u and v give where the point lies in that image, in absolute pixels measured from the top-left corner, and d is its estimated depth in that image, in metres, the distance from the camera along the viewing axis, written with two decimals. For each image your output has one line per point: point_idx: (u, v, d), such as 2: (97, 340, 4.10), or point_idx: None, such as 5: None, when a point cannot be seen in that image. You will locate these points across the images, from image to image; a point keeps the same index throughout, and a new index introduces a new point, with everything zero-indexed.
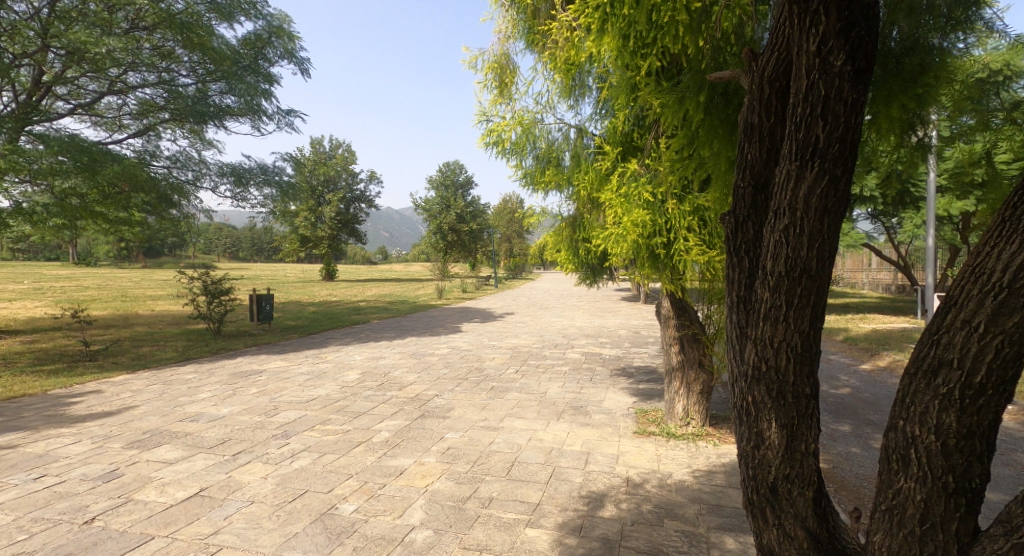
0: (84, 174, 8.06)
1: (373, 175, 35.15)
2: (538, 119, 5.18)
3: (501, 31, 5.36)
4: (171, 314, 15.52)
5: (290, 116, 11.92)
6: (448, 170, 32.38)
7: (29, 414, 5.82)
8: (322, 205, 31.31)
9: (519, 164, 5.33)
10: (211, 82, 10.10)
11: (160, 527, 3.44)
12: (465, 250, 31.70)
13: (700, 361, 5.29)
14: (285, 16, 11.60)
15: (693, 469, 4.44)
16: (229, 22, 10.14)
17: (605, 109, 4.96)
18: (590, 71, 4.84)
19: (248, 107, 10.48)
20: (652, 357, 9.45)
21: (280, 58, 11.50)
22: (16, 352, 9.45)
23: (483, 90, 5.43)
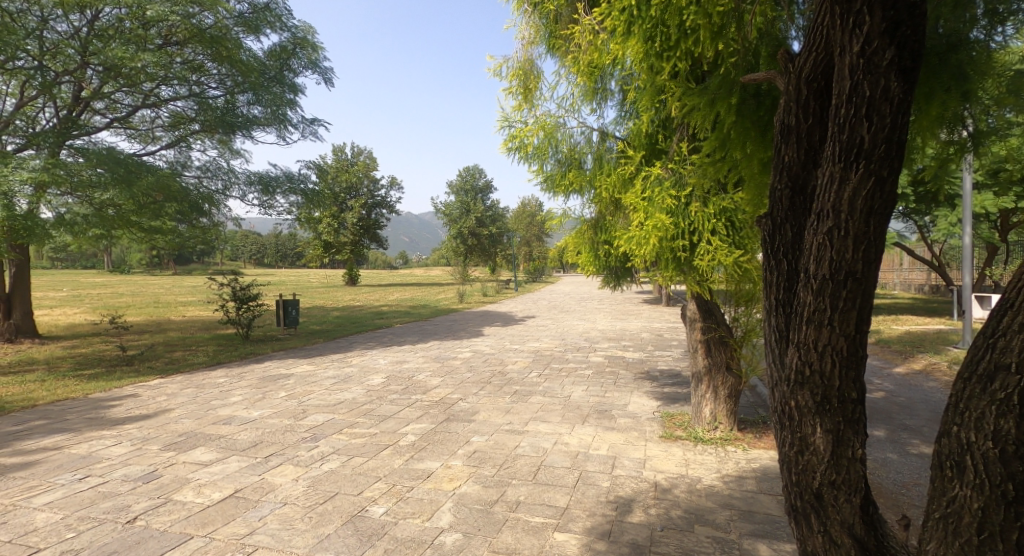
0: (119, 186, 8.31)
1: (393, 181, 35.59)
2: (560, 124, 5.18)
3: (524, 36, 5.38)
4: (201, 319, 15.94)
5: (314, 125, 12.18)
6: (468, 175, 32.62)
7: (72, 417, 6.04)
8: (344, 211, 31.76)
9: (540, 169, 5.33)
10: (239, 93, 10.36)
11: (198, 527, 3.54)
12: (486, 253, 31.83)
13: (727, 364, 5.21)
14: (309, 27, 11.84)
15: (723, 474, 4.37)
16: (256, 34, 10.41)
17: (627, 113, 4.97)
18: (613, 74, 4.82)
19: (274, 116, 10.75)
20: (676, 360, 9.34)
21: (304, 69, 11.76)
22: (58, 357, 9.80)
23: (507, 96, 5.46)
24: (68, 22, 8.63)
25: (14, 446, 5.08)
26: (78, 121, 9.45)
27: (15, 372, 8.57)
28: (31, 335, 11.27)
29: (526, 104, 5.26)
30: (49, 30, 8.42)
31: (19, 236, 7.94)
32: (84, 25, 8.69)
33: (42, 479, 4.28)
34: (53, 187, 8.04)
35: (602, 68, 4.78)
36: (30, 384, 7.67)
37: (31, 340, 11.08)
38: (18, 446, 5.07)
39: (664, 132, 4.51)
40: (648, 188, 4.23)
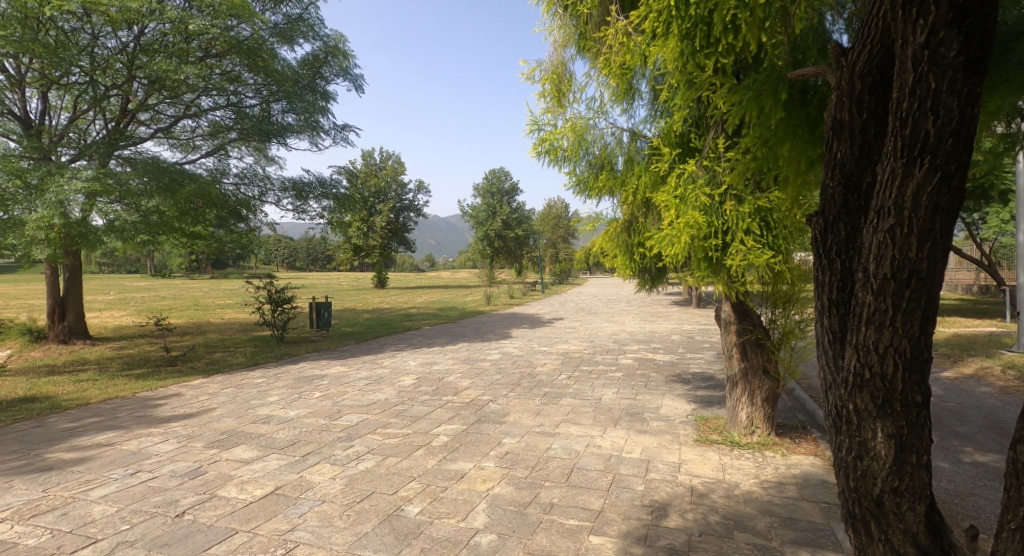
0: (163, 193, 8.61)
1: (421, 184, 35.98)
2: (590, 125, 5.12)
3: (555, 38, 5.34)
4: (239, 322, 16.42)
5: (346, 131, 12.41)
6: (495, 177, 32.76)
7: (122, 415, 6.31)
8: (373, 215, 32.27)
9: (571, 171, 5.27)
10: (274, 101, 10.66)
11: (243, 522, 3.65)
12: (512, 256, 31.89)
13: (764, 367, 5.10)
14: (341, 36, 12.09)
15: (761, 480, 4.26)
16: (289, 44, 10.71)
17: (659, 112, 4.93)
18: (645, 74, 4.78)
19: (307, 124, 11.03)
20: (709, 363, 9.15)
21: (336, 76, 12.00)
22: (107, 358, 10.26)
23: (539, 100, 5.44)
24: (116, 38, 8.91)
25: (69, 442, 5.33)
26: (125, 131, 9.86)
27: (69, 371, 9.01)
28: (83, 336, 11.82)
29: (558, 107, 5.23)
30: (99, 46, 8.72)
31: (72, 242, 8.25)
32: (131, 40, 8.98)
33: (97, 473, 4.48)
34: (104, 195, 8.35)
35: (635, 68, 4.73)
36: (82, 383, 8.03)
37: (83, 341, 11.61)
38: (74, 442, 5.33)
39: (698, 130, 4.44)
40: (680, 187, 4.15)
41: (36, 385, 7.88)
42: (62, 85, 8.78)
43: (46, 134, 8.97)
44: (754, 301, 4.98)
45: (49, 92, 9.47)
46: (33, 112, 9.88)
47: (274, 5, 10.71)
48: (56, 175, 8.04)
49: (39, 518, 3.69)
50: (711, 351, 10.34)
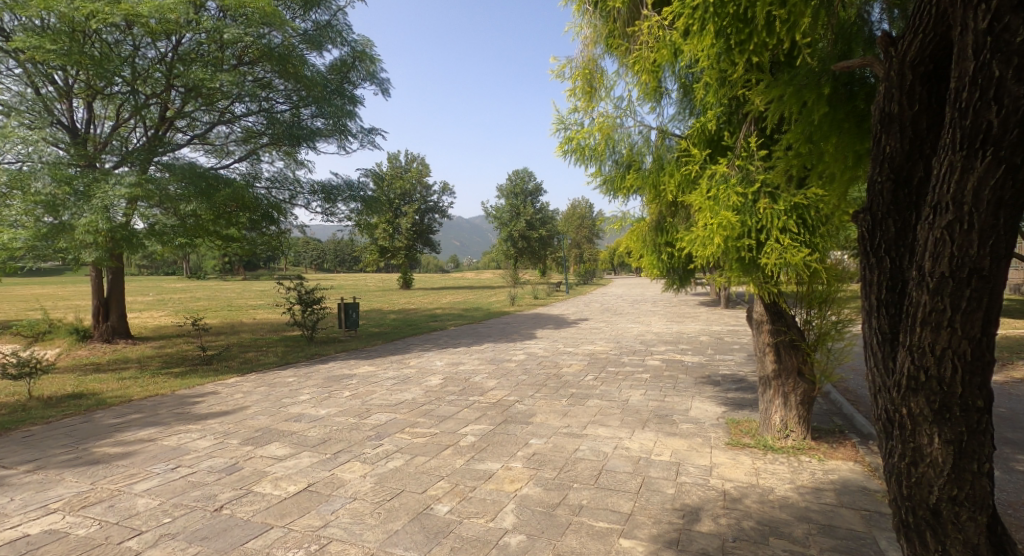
0: (200, 198, 8.94)
1: (446, 186, 36.27)
2: (618, 124, 4.98)
3: (583, 36, 5.29)
4: (270, 322, 16.78)
5: (372, 134, 12.57)
6: (518, 178, 32.74)
7: (162, 412, 6.52)
8: (399, 216, 32.58)
9: (598, 171, 5.16)
10: (303, 106, 10.90)
11: (277, 517, 3.72)
12: (536, 256, 31.85)
13: (799, 369, 4.95)
14: (368, 41, 12.23)
15: (797, 485, 4.14)
16: (319, 50, 10.92)
17: (689, 109, 4.86)
18: (675, 72, 4.73)
19: (335, 128, 11.18)
20: (739, 365, 8.96)
21: (363, 80, 12.16)
22: (147, 356, 10.61)
23: (569, 98, 5.39)
24: (156, 48, 9.11)
25: (113, 437, 5.52)
26: (164, 138, 10.25)
27: (113, 369, 9.34)
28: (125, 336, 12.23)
29: (587, 106, 5.18)
30: (139, 56, 8.92)
31: (117, 245, 8.55)
32: (169, 51, 9.25)
33: (140, 468, 4.63)
34: (144, 200, 8.58)
35: (665, 65, 4.66)
36: (125, 381, 8.31)
37: (125, 341, 12.03)
38: (118, 437, 5.52)
39: (729, 127, 4.36)
40: (712, 187, 4.03)
41: (83, 382, 8.20)
42: (106, 94, 9.11)
43: (91, 142, 9.30)
44: (788, 301, 4.83)
45: (94, 101, 9.82)
46: (78, 121, 10.26)
47: (304, 12, 10.96)
48: (101, 181, 8.30)
49: (88, 509, 3.84)
50: (741, 352, 10.12)
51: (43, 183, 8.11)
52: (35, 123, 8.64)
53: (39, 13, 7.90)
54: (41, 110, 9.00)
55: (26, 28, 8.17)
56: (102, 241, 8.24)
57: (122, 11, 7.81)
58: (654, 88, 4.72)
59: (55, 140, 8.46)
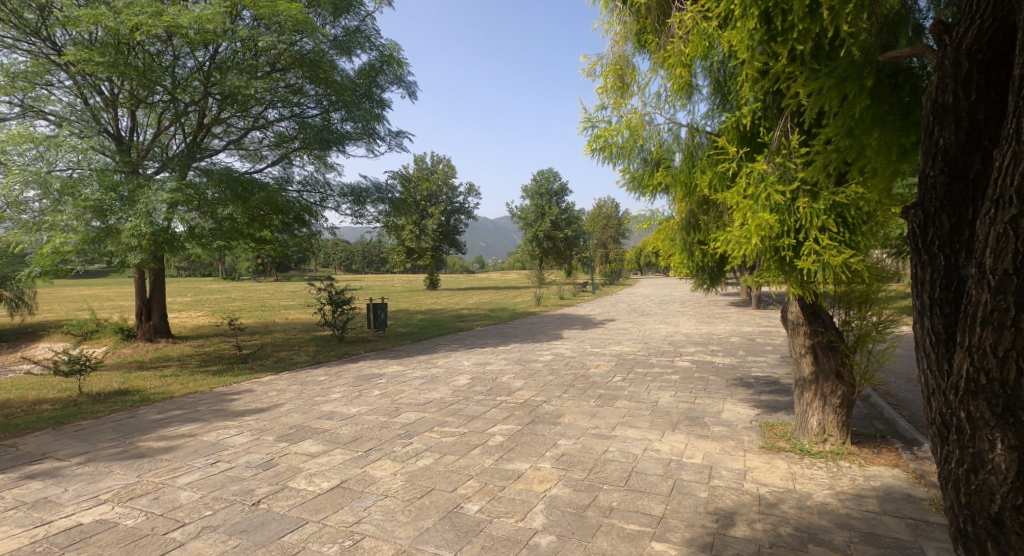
0: (236, 201, 9.25)
1: (472, 188, 36.39)
2: (647, 121, 4.91)
3: (613, 33, 5.24)
4: (302, 322, 17.13)
5: (400, 137, 12.72)
6: (543, 178, 32.64)
7: (202, 408, 6.72)
8: (425, 218, 32.83)
9: (626, 168, 5.09)
10: (333, 111, 11.11)
11: (312, 513, 3.79)
12: (562, 256, 31.76)
13: (838, 372, 4.77)
14: (395, 44, 12.34)
15: (837, 491, 4.01)
16: (348, 55, 11.10)
17: (721, 105, 4.77)
18: (707, 67, 4.65)
19: (364, 131, 11.42)
20: (772, 367, 8.75)
21: (391, 84, 12.31)
22: (186, 355, 10.96)
23: (599, 95, 5.34)
24: (194, 57, 9.33)
25: (156, 432, 5.72)
26: (201, 144, 10.57)
27: (156, 367, 9.68)
28: (167, 335, 12.61)
29: (617, 104, 5.14)
30: (179, 66, 9.18)
31: (159, 247, 8.86)
32: (207, 60, 9.47)
33: (182, 462, 4.79)
34: (183, 204, 8.85)
35: (697, 60, 4.59)
36: (167, 378, 8.61)
37: (167, 340, 12.43)
38: (161, 432, 5.72)
39: (765, 123, 4.25)
40: (749, 185, 3.93)
41: (128, 379, 8.53)
42: (148, 103, 9.45)
43: (134, 149, 9.63)
44: (827, 301, 4.70)
45: (137, 110, 10.19)
46: (123, 129, 10.66)
47: (334, 19, 11.15)
48: (144, 187, 8.60)
49: (135, 501, 3.98)
50: (774, 353, 9.88)
51: (92, 189, 8.44)
52: (83, 133, 8.98)
53: (88, 27, 8.22)
54: (89, 120, 9.37)
55: (75, 41, 8.50)
56: (146, 244, 8.55)
57: (164, 23, 8.04)
58: (686, 84, 4.65)
59: (102, 148, 8.79)
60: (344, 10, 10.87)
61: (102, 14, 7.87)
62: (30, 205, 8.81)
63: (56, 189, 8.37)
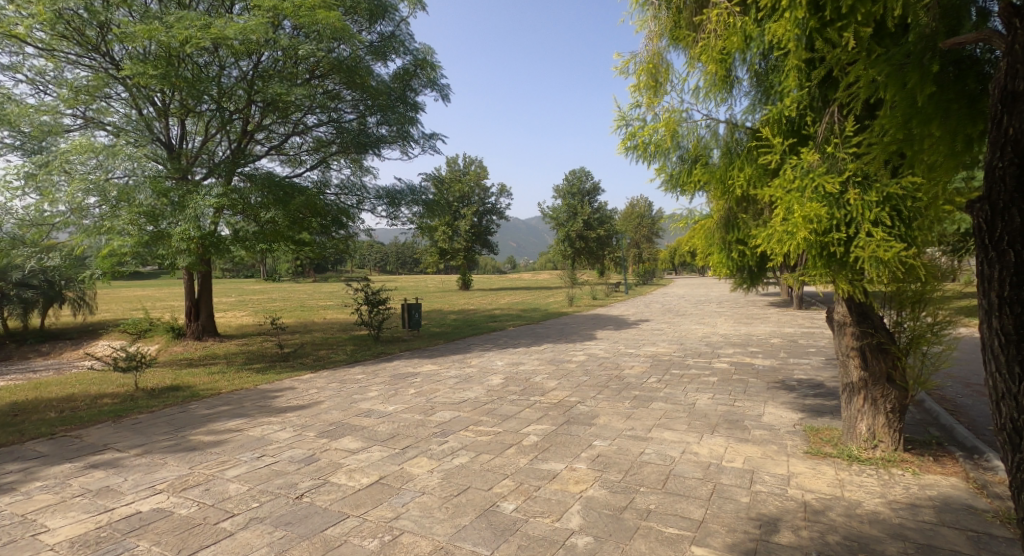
0: (278, 205, 9.40)
1: (504, 188, 36.46)
2: (684, 117, 4.82)
3: (648, 30, 5.16)
4: (340, 322, 17.52)
5: (433, 139, 12.86)
6: (575, 178, 32.38)
7: (247, 404, 6.94)
8: (458, 219, 33.07)
9: (662, 166, 4.99)
10: (369, 115, 11.33)
11: (353, 507, 3.87)
12: (595, 256, 31.54)
13: (889, 375, 4.57)
14: (429, 48, 12.46)
15: (889, 500, 3.85)
16: (383, 60, 11.28)
17: (762, 100, 4.66)
18: (746, 60, 4.54)
19: (399, 134, 11.62)
20: (816, 369, 8.46)
21: (424, 88, 12.43)
22: (231, 353, 11.37)
23: (633, 93, 5.26)
24: (238, 67, 9.60)
25: (206, 426, 5.94)
26: (245, 150, 10.95)
27: (204, 365, 10.07)
28: (213, 334, 13.08)
29: (651, 101, 5.04)
30: (224, 76, 9.44)
31: (206, 250, 9.21)
32: (251, 70, 9.72)
33: (230, 455, 4.95)
34: (228, 208, 9.16)
35: (737, 53, 4.49)
36: (215, 375, 8.94)
37: (214, 339, 12.89)
38: (211, 427, 5.93)
39: (809, 115, 4.11)
40: (794, 178, 3.80)
41: (179, 376, 8.88)
42: (196, 113, 9.82)
43: (184, 156, 10.03)
44: (877, 300, 4.54)
45: (186, 119, 10.62)
46: (173, 137, 11.13)
47: (369, 25, 11.35)
48: (193, 193, 8.92)
49: (188, 491, 4.14)
50: (817, 355, 9.56)
51: (145, 195, 8.81)
52: (138, 142, 9.37)
53: (143, 41, 8.58)
54: (143, 129, 9.81)
55: (130, 56, 8.88)
56: (195, 247, 8.91)
57: (211, 35, 8.32)
58: (726, 78, 4.55)
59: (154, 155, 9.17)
60: (379, 16, 11.05)
61: (155, 28, 8.20)
62: (92, 211, 9.14)
63: (114, 196, 8.72)
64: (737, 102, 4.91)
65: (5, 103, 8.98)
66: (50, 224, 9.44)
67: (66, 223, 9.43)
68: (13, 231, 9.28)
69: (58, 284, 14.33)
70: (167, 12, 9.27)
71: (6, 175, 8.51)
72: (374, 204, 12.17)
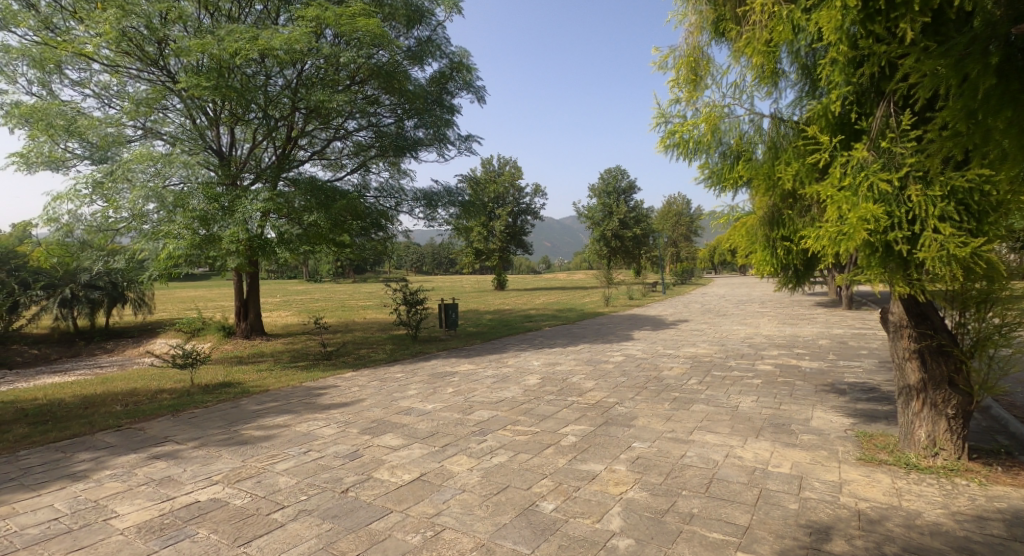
0: (321, 209, 9.77)
1: (539, 188, 36.37)
2: (726, 113, 4.70)
3: (688, 24, 5.05)
4: (379, 321, 17.87)
5: (469, 141, 12.95)
6: (611, 176, 31.93)
7: (293, 401, 7.16)
8: (493, 220, 33.17)
9: (704, 163, 4.88)
10: (407, 119, 11.52)
11: (396, 503, 3.94)
12: (631, 256, 31.14)
13: (951, 379, 4.33)
14: (465, 51, 12.56)
15: (952, 512, 3.65)
16: (420, 64, 11.41)
17: (810, 92, 4.50)
18: (793, 52, 4.40)
19: (435, 137, 11.78)
20: (868, 372, 8.10)
21: (461, 90, 12.51)
22: (277, 351, 11.74)
23: (672, 89, 5.15)
24: (283, 76, 9.87)
25: (256, 422, 6.16)
26: (288, 155, 11.30)
27: (253, 362, 10.45)
28: (261, 333, 13.55)
29: (691, 96, 4.94)
30: (271, 85, 9.68)
31: (253, 252, 9.51)
32: (294, 76, 9.96)
33: (279, 450, 5.12)
34: (274, 212, 9.45)
35: (783, 45, 4.34)
36: (263, 372, 9.27)
37: (261, 338, 13.32)
38: (260, 422, 6.14)
39: (860, 108, 3.95)
40: (846, 175, 3.65)
41: (230, 373, 9.25)
42: (245, 122, 10.19)
43: (233, 163, 10.44)
44: (936, 300, 4.33)
45: (235, 128, 11.05)
46: (224, 145, 11.60)
47: (407, 30, 11.53)
48: (241, 198, 9.24)
49: (241, 483, 4.30)
50: (869, 358, 9.16)
51: (198, 200, 9.15)
52: (192, 151, 9.81)
53: (197, 55, 8.93)
54: (196, 138, 10.29)
55: (186, 69, 9.31)
56: (243, 249, 9.20)
57: (259, 46, 8.64)
58: (772, 71, 4.41)
59: (207, 163, 9.58)
60: (416, 21, 11.20)
61: (208, 42, 8.55)
62: (151, 216, 9.68)
63: (170, 202, 9.11)
64: (783, 96, 4.77)
65: (75, 117, 9.55)
66: (115, 230, 9.98)
67: (129, 228, 9.95)
68: (82, 237, 9.98)
69: (121, 285, 15.14)
70: (218, 26, 9.70)
71: (77, 185, 9.07)
72: (411, 205, 12.36)
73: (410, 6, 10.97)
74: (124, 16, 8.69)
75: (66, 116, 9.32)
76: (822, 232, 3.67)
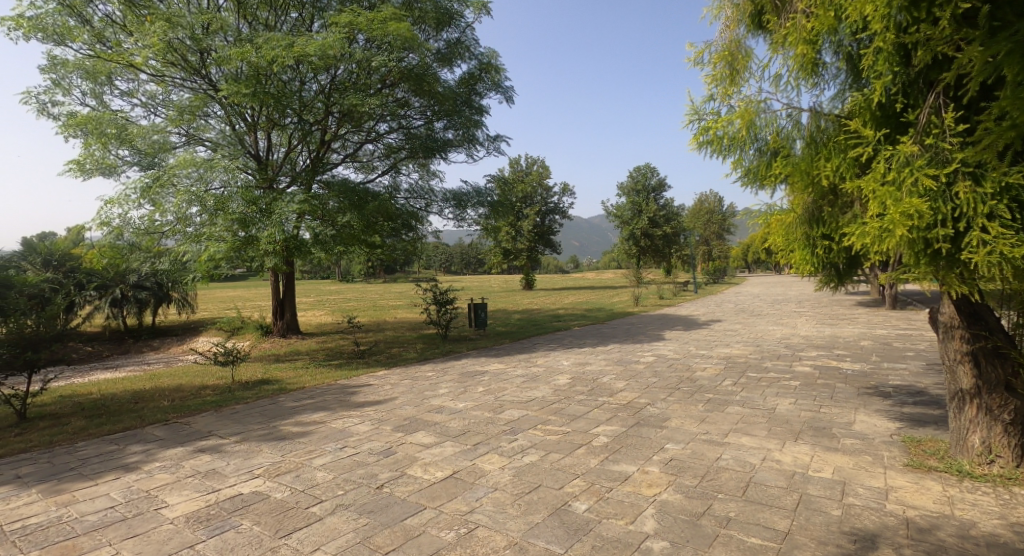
0: (354, 208, 9.95)
1: (568, 187, 36.16)
2: (763, 108, 4.59)
3: (724, 18, 4.97)
4: (410, 320, 18.09)
5: (498, 142, 12.98)
6: (640, 174, 31.48)
7: (328, 399, 7.30)
8: (522, 219, 33.12)
9: (739, 160, 4.78)
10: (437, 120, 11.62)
11: (429, 500, 3.98)
12: (661, 254, 30.68)
13: (1007, 382, 4.14)
14: (494, 52, 12.60)
15: (1009, 522, 3.48)
16: (450, 66, 11.51)
17: (852, 84, 4.35)
18: (834, 43, 4.27)
19: (465, 138, 11.87)
20: (913, 375, 7.78)
21: (490, 91, 12.56)
22: (312, 350, 12.00)
23: (707, 84, 5.07)
24: (317, 81, 10.04)
25: (293, 418, 6.31)
26: (322, 159, 11.54)
27: (289, 360, 10.73)
28: (297, 332, 13.88)
29: (727, 91, 4.84)
30: (305, 90, 9.89)
31: (289, 252, 9.73)
32: (328, 80, 10.13)
33: (316, 446, 5.23)
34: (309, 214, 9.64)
35: (824, 36, 4.22)
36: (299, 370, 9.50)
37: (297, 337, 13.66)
38: (297, 418, 6.30)
39: (906, 99, 3.80)
40: (890, 170, 3.51)
41: (269, 370, 9.51)
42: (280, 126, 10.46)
43: (270, 167, 10.73)
44: (991, 299, 4.15)
45: (272, 133, 11.32)
46: (262, 149, 11.92)
47: (436, 33, 11.63)
48: (277, 200, 9.49)
49: (281, 477, 4.42)
50: (914, 360, 8.80)
51: (237, 204, 9.41)
52: (231, 155, 10.11)
53: (236, 64, 9.23)
54: (236, 144, 10.62)
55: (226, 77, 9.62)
56: (280, 250, 9.41)
57: (294, 53, 8.82)
58: (812, 63, 4.29)
59: (245, 167, 9.87)
60: (446, 23, 11.28)
61: (247, 50, 8.80)
62: (194, 220, 10.00)
63: (211, 205, 9.38)
64: (824, 90, 4.64)
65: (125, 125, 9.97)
66: (160, 232, 10.36)
67: (173, 231, 10.33)
68: (130, 239, 10.39)
69: (166, 285, 15.74)
70: (256, 35, 9.93)
71: (126, 190, 9.45)
72: (441, 206, 12.48)
73: (440, 9, 11.07)
74: (169, 28, 9.03)
75: (117, 124, 9.73)
76: (864, 229, 3.55)
